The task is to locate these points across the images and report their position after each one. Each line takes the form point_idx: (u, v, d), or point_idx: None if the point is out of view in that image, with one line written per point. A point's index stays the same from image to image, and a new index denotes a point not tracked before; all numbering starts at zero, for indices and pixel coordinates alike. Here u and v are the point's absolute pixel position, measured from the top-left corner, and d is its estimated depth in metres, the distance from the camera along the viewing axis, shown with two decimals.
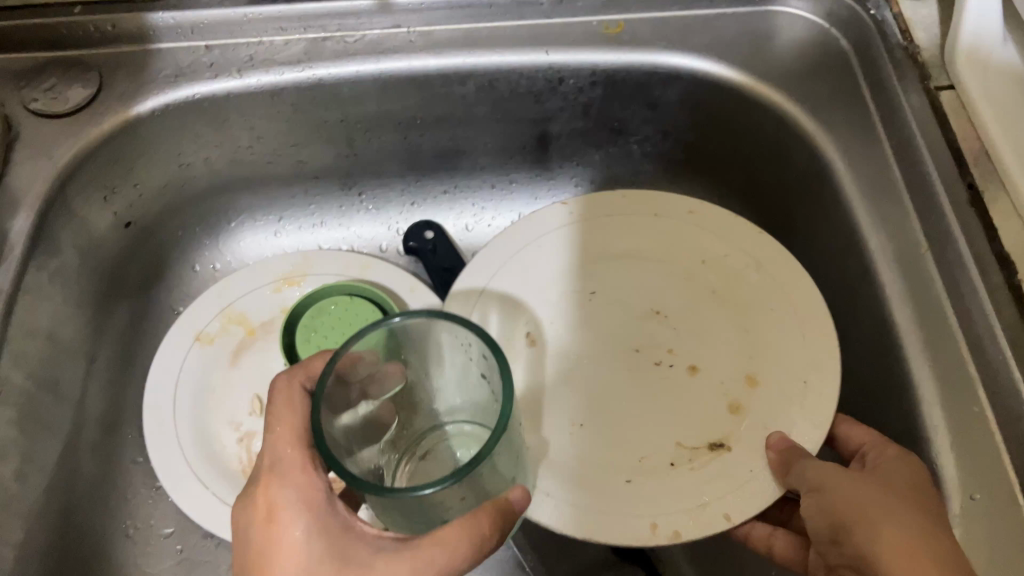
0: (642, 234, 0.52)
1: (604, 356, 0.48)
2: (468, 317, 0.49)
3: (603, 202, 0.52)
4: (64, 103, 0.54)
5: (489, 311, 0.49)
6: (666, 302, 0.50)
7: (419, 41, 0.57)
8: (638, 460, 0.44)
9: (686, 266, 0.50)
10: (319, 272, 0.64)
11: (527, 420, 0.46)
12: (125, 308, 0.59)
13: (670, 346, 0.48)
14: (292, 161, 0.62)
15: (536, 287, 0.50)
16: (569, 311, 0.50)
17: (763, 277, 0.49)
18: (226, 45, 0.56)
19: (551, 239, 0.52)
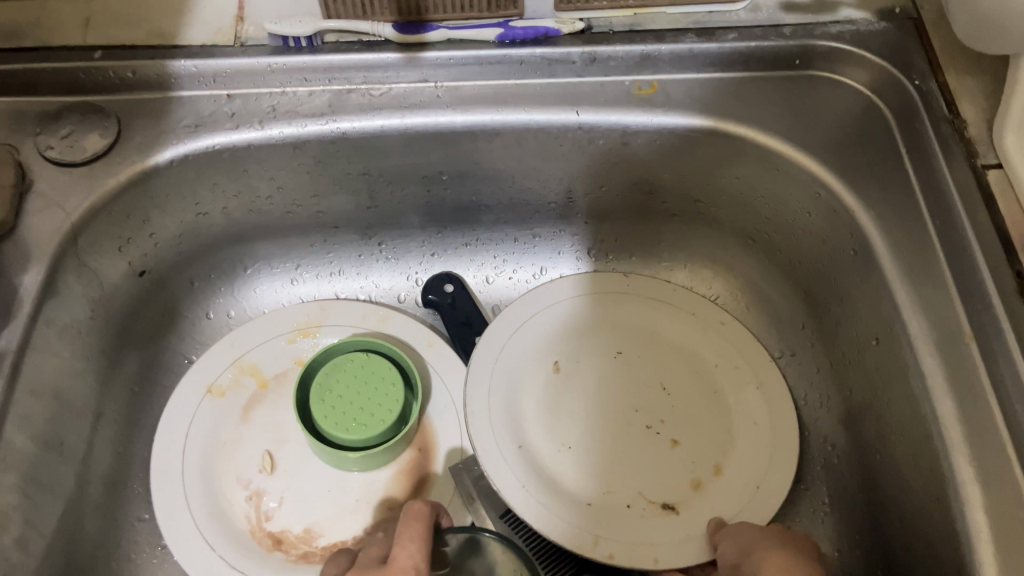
0: (670, 319, 0.62)
1: (609, 406, 0.59)
2: (510, 338, 0.59)
3: (643, 284, 0.62)
4: (81, 153, 0.52)
5: (527, 339, 0.60)
6: (670, 379, 0.60)
7: (445, 95, 0.55)
8: (604, 492, 0.56)
9: (695, 358, 0.61)
10: (336, 323, 0.63)
11: (529, 437, 0.57)
12: (135, 359, 0.57)
13: (662, 416, 0.59)
14: (311, 211, 0.61)
15: (575, 334, 0.61)
16: (596, 358, 0.61)
17: (760, 392, 0.58)
18: (248, 94, 0.55)
19: (597, 302, 0.62)
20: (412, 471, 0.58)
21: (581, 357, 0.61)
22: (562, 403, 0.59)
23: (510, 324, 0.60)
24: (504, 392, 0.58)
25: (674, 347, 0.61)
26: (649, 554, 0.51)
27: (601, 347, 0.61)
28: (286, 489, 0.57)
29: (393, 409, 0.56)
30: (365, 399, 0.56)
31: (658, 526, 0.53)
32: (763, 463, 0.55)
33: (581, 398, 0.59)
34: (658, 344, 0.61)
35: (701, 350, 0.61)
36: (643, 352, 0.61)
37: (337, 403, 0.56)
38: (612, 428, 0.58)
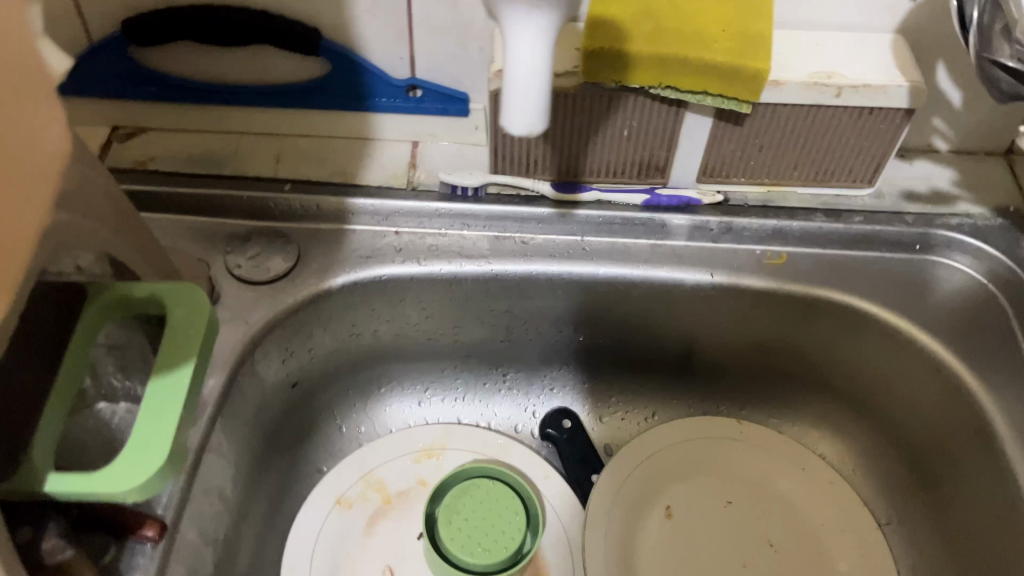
0: (782, 475, 0.64)
1: (718, 559, 0.61)
2: (626, 481, 0.62)
3: (758, 436, 0.65)
4: (265, 273, 0.58)
5: (642, 482, 0.63)
6: (779, 537, 0.62)
7: (590, 248, 0.60)
8: None
9: (805, 518, 0.62)
10: (459, 447, 0.66)
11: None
12: (277, 464, 0.61)
13: (770, 575, 0.60)
14: (449, 340, 0.65)
15: (687, 481, 0.64)
16: (707, 508, 0.63)
17: (866, 563, 0.60)
18: (415, 233, 0.61)
19: (712, 451, 0.65)
20: None
21: (690, 504, 0.63)
22: (673, 550, 0.61)
23: (626, 465, 0.63)
24: (618, 534, 0.60)
25: (782, 503, 0.63)
26: None
27: (710, 495, 0.63)
28: None
29: (515, 537, 0.58)
30: (491, 526, 0.59)
31: None
32: None
33: (690, 546, 0.61)
34: (767, 497, 0.63)
35: (811, 512, 0.62)
36: (754, 504, 0.63)
37: (463, 526, 0.59)
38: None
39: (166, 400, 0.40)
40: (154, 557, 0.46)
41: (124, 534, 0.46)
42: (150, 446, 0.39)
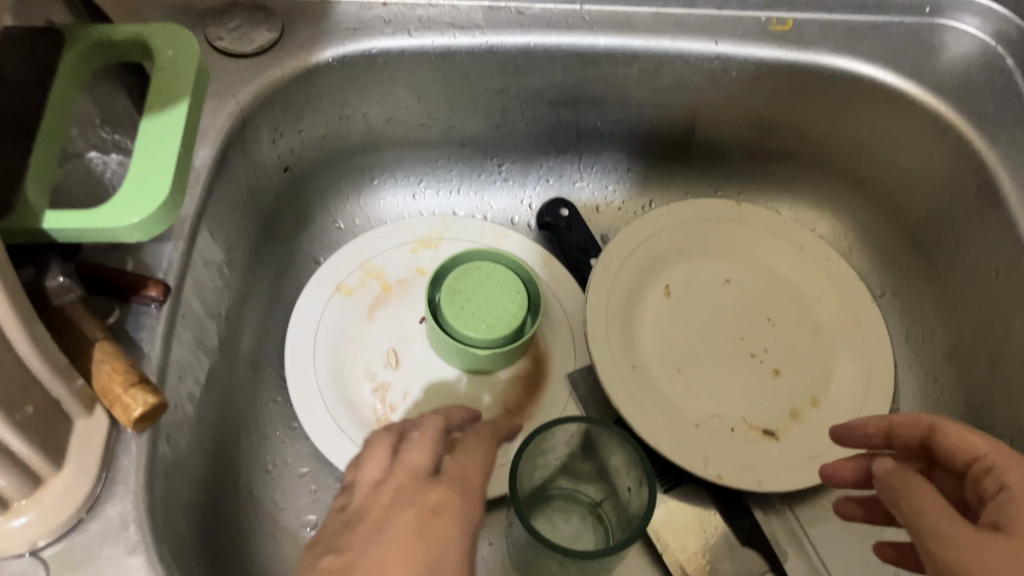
0: (779, 254, 0.64)
1: (716, 334, 0.61)
2: (627, 258, 0.62)
3: (756, 216, 0.65)
4: (249, 45, 0.55)
5: (641, 260, 0.62)
6: (776, 312, 0.62)
7: (590, 17, 0.58)
8: (709, 415, 0.58)
9: (801, 293, 0.63)
10: (456, 236, 0.65)
11: (641, 353, 0.60)
12: (272, 252, 0.60)
13: (767, 346, 0.61)
14: (443, 126, 0.63)
15: (685, 262, 0.64)
16: (706, 287, 0.63)
17: (861, 332, 0.60)
18: (405, 4, 0.58)
19: (710, 232, 0.64)
20: (526, 376, 0.61)
21: (690, 282, 0.63)
22: (673, 324, 0.61)
23: (626, 245, 0.62)
24: (621, 306, 0.60)
25: (778, 279, 0.64)
26: (754, 477, 0.54)
27: (709, 274, 0.64)
28: (408, 385, 0.60)
29: (518, 316, 0.58)
30: (492, 305, 0.58)
31: (759, 451, 0.56)
32: (850, 400, 0.58)
33: (689, 321, 0.62)
34: (766, 273, 0.64)
35: (808, 288, 0.63)
36: (752, 282, 0.64)
37: (466, 307, 0.58)
38: (714, 349, 0.61)
39: (163, 136, 0.38)
40: (159, 320, 0.45)
41: (127, 296, 0.45)
42: (151, 183, 0.37)
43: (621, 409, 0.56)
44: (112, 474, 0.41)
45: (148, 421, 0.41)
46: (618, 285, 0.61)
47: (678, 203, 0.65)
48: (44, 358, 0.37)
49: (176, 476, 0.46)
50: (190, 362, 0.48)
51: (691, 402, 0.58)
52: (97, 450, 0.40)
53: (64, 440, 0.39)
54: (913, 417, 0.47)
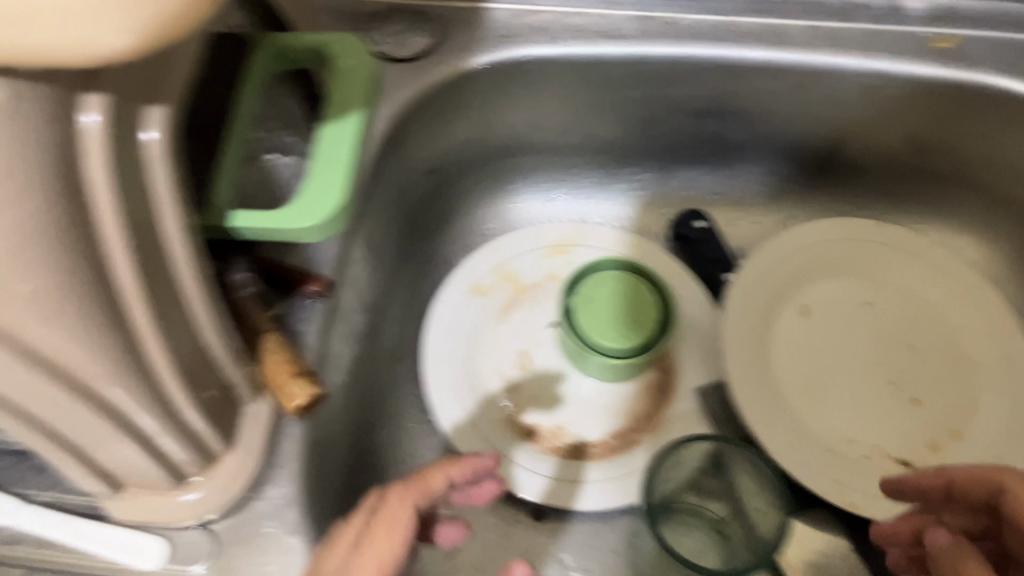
0: (925, 278, 0.62)
1: (853, 357, 0.60)
2: (766, 274, 0.61)
3: (901, 236, 0.63)
4: (406, 50, 0.57)
5: (779, 277, 0.61)
6: (919, 338, 0.60)
7: (742, 30, 0.57)
8: (843, 440, 0.57)
9: (947, 321, 0.61)
10: (590, 243, 0.66)
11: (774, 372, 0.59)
12: (413, 250, 0.62)
13: (907, 373, 0.59)
14: (584, 133, 0.64)
15: (825, 281, 0.62)
16: (845, 309, 0.62)
17: (1011, 365, 0.58)
18: (556, 13, 0.58)
19: (853, 251, 0.63)
20: (655, 388, 0.61)
21: (828, 303, 0.62)
22: (808, 344, 0.60)
23: (765, 260, 0.61)
24: (755, 323, 0.60)
25: (923, 305, 0.61)
26: (890, 508, 0.54)
27: (849, 295, 0.62)
28: (538, 387, 0.61)
29: (649, 328, 0.59)
30: (627, 315, 0.59)
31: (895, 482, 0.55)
32: (996, 436, 0.55)
33: (826, 342, 0.61)
34: (911, 299, 0.62)
35: (954, 316, 0.61)
36: (895, 305, 0.62)
37: (599, 316, 0.60)
38: (851, 373, 0.59)
39: (337, 146, 0.40)
40: (318, 314, 0.48)
41: (290, 289, 0.47)
42: (328, 187, 0.39)
43: (751, 428, 0.56)
44: (273, 456, 0.44)
45: (307, 411, 0.43)
46: (757, 301, 0.60)
47: (821, 219, 0.64)
48: (222, 344, 0.40)
49: (325, 462, 0.48)
50: (341, 354, 0.50)
51: (824, 426, 0.57)
52: (261, 432, 0.43)
53: (233, 420, 0.42)
54: (980, 474, 0.45)
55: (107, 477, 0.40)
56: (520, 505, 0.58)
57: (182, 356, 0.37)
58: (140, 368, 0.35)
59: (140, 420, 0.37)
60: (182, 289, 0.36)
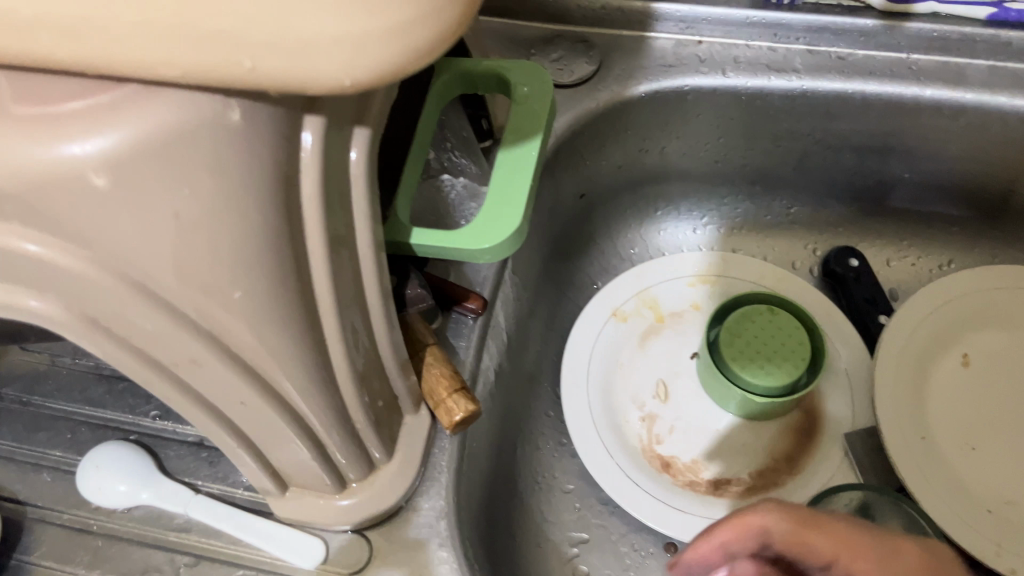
0: None
1: (1018, 414, 0.57)
2: (925, 320, 0.58)
3: None
4: (569, 75, 0.57)
5: (939, 323, 0.59)
6: None
7: (917, 67, 0.55)
8: (1003, 501, 0.54)
9: None
10: (735, 275, 0.64)
11: (929, 422, 0.56)
12: (558, 272, 0.63)
13: None
14: (737, 164, 0.63)
15: (989, 332, 0.59)
16: (1011, 362, 0.58)
17: None
18: (720, 43, 0.58)
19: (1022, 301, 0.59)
20: (799, 429, 0.59)
21: (990, 353, 0.59)
22: (968, 397, 0.57)
23: (924, 305, 0.59)
24: (911, 370, 0.57)
25: None
26: None
27: (1015, 348, 0.59)
28: (677, 418, 0.60)
29: (798, 368, 0.57)
30: (774, 353, 0.57)
31: None
32: None
33: (987, 396, 0.58)
34: None
35: None
36: None
37: (745, 351, 0.58)
38: (1015, 431, 0.56)
39: (515, 170, 0.41)
40: (475, 331, 0.49)
41: (450, 304, 0.48)
42: (504, 210, 0.40)
43: (906, 480, 0.53)
44: (428, 468, 0.45)
45: (463, 426, 0.44)
46: (911, 346, 0.58)
47: (985, 266, 0.61)
48: (393, 356, 0.41)
49: (471, 477, 0.49)
50: (492, 371, 0.51)
51: (983, 483, 0.54)
52: (418, 443, 0.44)
53: (395, 429, 0.43)
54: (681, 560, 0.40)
55: (276, 475, 0.42)
56: (653, 538, 0.57)
57: (359, 366, 0.38)
58: (325, 374, 0.36)
59: (316, 424, 0.38)
60: (365, 301, 0.38)
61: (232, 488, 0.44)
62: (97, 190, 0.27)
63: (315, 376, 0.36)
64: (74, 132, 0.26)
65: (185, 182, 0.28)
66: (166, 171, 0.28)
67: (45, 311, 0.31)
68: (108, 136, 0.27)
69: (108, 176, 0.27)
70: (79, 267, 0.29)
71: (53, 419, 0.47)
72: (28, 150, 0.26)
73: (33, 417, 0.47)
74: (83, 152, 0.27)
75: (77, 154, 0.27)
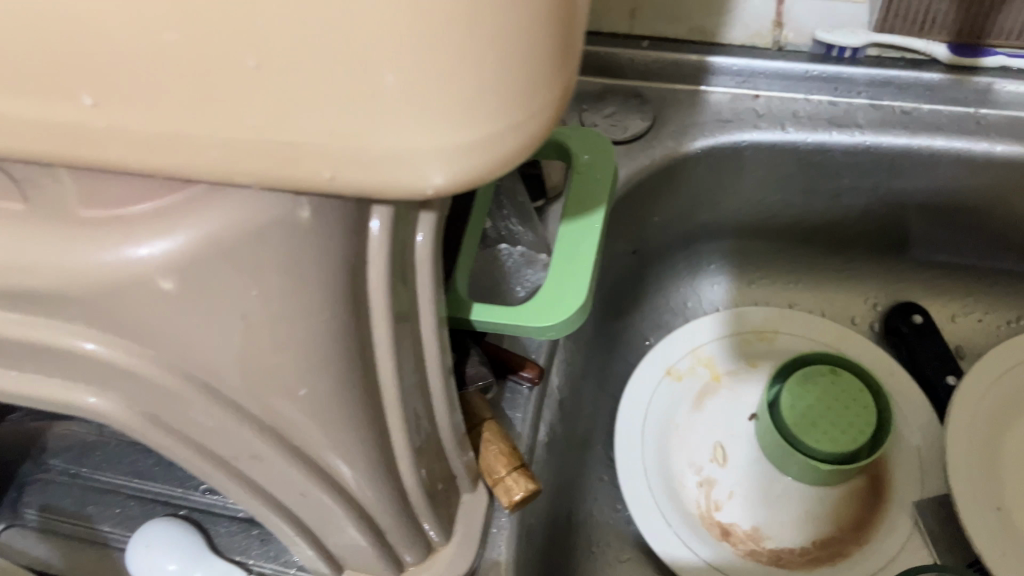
0: None
1: None
2: (994, 382, 0.56)
3: None
4: (622, 132, 0.56)
5: (1009, 385, 0.56)
6: None
7: (987, 122, 0.53)
8: None
9: None
10: (792, 332, 0.62)
11: (1005, 493, 0.53)
12: (609, 330, 0.61)
13: None
14: (795, 217, 0.61)
15: None
16: None
17: None
18: (777, 96, 0.56)
19: None
20: (864, 495, 0.57)
21: None
22: None
23: (994, 367, 0.56)
24: (983, 436, 0.55)
25: None
26: None
27: None
28: (736, 483, 0.58)
29: (862, 435, 0.54)
30: (837, 416, 0.55)
31: None
32: None
33: None
34: None
35: None
36: None
37: (807, 416, 0.56)
38: None
39: (577, 243, 0.40)
40: (530, 402, 0.47)
41: (505, 373, 0.47)
42: (569, 284, 0.39)
43: (984, 556, 0.50)
44: (487, 549, 0.43)
45: (523, 504, 0.42)
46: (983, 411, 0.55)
47: None
48: (453, 437, 0.39)
49: (529, 555, 0.47)
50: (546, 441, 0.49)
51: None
52: (475, 524, 0.42)
53: (452, 509, 0.41)
54: None
55: (332, 558, 0.40)
56: None
57: (420, 451, 0.37)
58: (387, 464, 0.35)
59: (376, 513, 0.37)
60: (428, 384, 0.36)
61: (284, 568, 0.43)
62: (165, 294, 0.26)
63: (378, 467, 0.34)
64: (142, 236, 0.26)
65: (254, 283, 0.27)
66: (233, 271, 0.27)
67: (104, 409, 0.30)
68: (175, 239, 0.26)
69: (176, 280, 0.26)
70: (143, 367, 0.28)
71: (100, 493, 0.46)
72: (94, 255, 0.26)
73: (79, 492, 0.46)
74: (149, 255, 0.26)
75: (144, 258, 0.26)
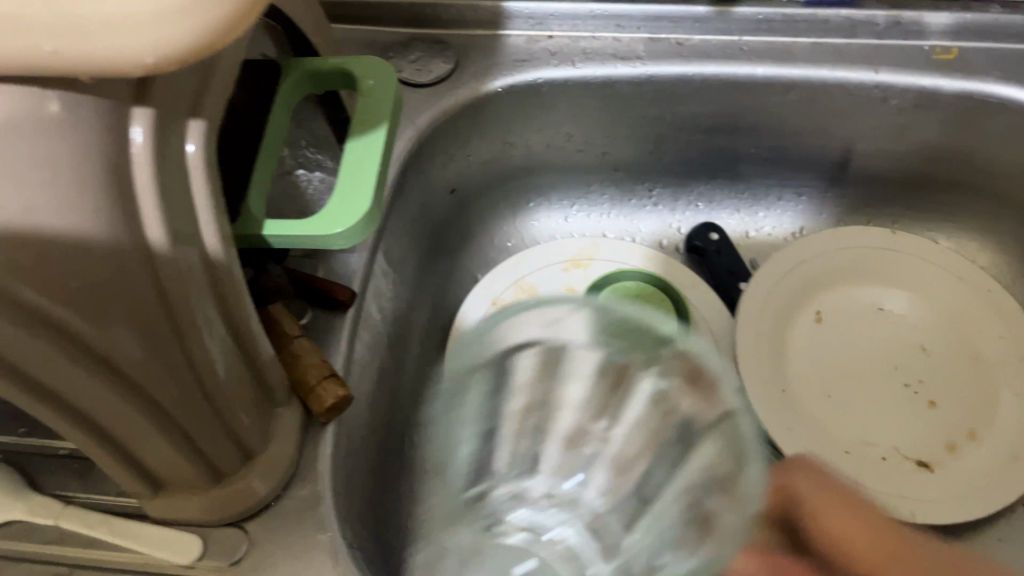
0: (938, 285, 0.63)
1: (868, 363, 0.61)
2: (781, 282, 0.62)
3: (914, 243, 0.64)
4: (427, 75, 0.59)
5: (796, 284, 0.63)
6: (931, 341, 0.61)
7: (749, 47, 0.59)
8: (861, 441, 0.58)
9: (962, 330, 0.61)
10: (607, 257, 0.67)
11: (793, 377, 0.60)
12: (438, 266, 0.65)
13: (921, 377, 0.60)
14: (599, 152, 0.66)
15: (840, 290, 0.63)
16: (860, 318, 0.63)
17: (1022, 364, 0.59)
18: (568, 36, 0.61)
19: (868, 256, 0.64)
20: None
21: (843, 310, 0.63)
22: (826, 350, 0.61)
23: (778, 269, 0.62)
24: (770, 333, 0.61)
25: (938, 310, 0.62)
26: (906, 509, 0.54)
27: (863, 300, 0.63)
28: None
29: None
30: None
31: (914, 482, 0.56)
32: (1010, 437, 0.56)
33: (839, 348, 0.62)
34: (925, 304, 0.62)
35: (969, 322, 0.61)
36: (907, 308, 0.63)
37: None
38: (868, 377, 0.60)
39: (362, 159, 0.43)
40: (346, 323, 0.50)
41: (316, 300, 0.50)
42: (355, 197, 0.42)
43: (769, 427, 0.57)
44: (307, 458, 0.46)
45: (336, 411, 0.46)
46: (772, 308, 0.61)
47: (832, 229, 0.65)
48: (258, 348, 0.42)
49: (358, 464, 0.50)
50: (368, 361, 0.53)
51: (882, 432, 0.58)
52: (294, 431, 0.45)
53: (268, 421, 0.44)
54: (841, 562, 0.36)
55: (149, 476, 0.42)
56: None
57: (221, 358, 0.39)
58: None
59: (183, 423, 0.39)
60: None
61: (103, 495, 0.45)
62: None
63: None
64: None
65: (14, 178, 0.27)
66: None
67: None
68: None
69: None
70: None
71: None
72: None
73: None
74: None
75: None
